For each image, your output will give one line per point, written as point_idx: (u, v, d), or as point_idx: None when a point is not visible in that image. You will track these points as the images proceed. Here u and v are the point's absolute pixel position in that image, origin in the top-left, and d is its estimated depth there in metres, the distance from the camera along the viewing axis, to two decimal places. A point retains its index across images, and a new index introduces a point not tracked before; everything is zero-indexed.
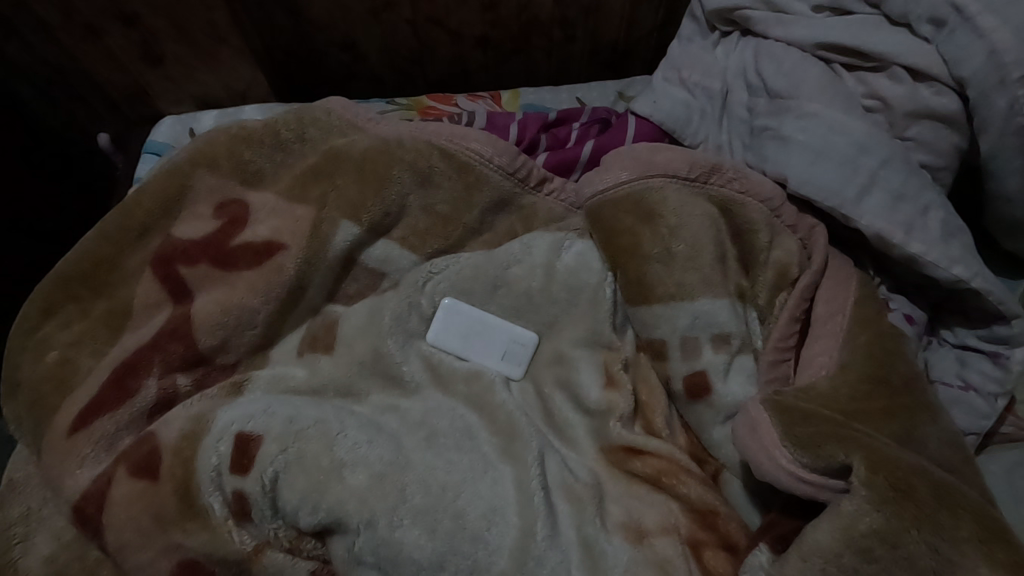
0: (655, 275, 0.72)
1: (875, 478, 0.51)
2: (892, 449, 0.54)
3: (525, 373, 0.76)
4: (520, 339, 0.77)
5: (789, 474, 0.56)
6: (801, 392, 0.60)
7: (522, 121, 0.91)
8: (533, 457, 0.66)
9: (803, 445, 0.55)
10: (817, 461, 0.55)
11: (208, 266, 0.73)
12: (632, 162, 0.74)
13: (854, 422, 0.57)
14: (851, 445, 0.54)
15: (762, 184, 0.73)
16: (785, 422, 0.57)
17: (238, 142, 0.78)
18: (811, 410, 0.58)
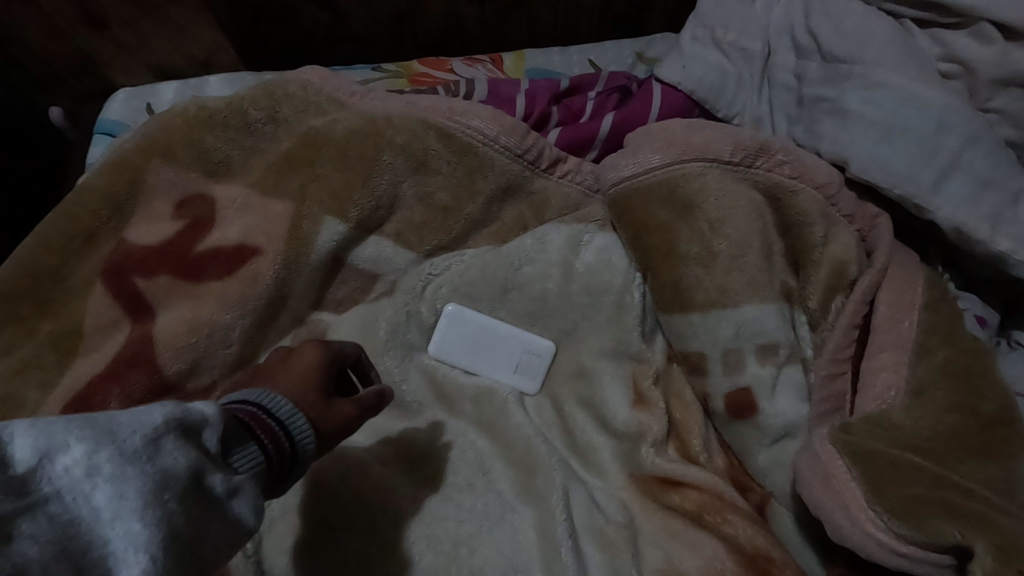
0: (693, 278, 0.62)
1: (1005, 568, 0.44)
2: (1007, 519, 0.47)
3: (540, 388, 0.67)
4: (534, 350, 0.67)
5: (883, 547, 0.48)
6: (887, 436, 0.52)
7: (530, 92, 0.79)
8: (560, 505, 0.58)
9: (901, 512, 0.48)
10: (920, 536, 0.47)
11: (170, 277, 0.62)
12: (665, 144, 0.63)
13: (948, 474, 0.50)
14: (966, 520, 0.46)
15: (817, 167, 0.62)
16: (873, 482, 0.49)
17: (198, 125, 0.66)
18: (903, 464, 0.50)
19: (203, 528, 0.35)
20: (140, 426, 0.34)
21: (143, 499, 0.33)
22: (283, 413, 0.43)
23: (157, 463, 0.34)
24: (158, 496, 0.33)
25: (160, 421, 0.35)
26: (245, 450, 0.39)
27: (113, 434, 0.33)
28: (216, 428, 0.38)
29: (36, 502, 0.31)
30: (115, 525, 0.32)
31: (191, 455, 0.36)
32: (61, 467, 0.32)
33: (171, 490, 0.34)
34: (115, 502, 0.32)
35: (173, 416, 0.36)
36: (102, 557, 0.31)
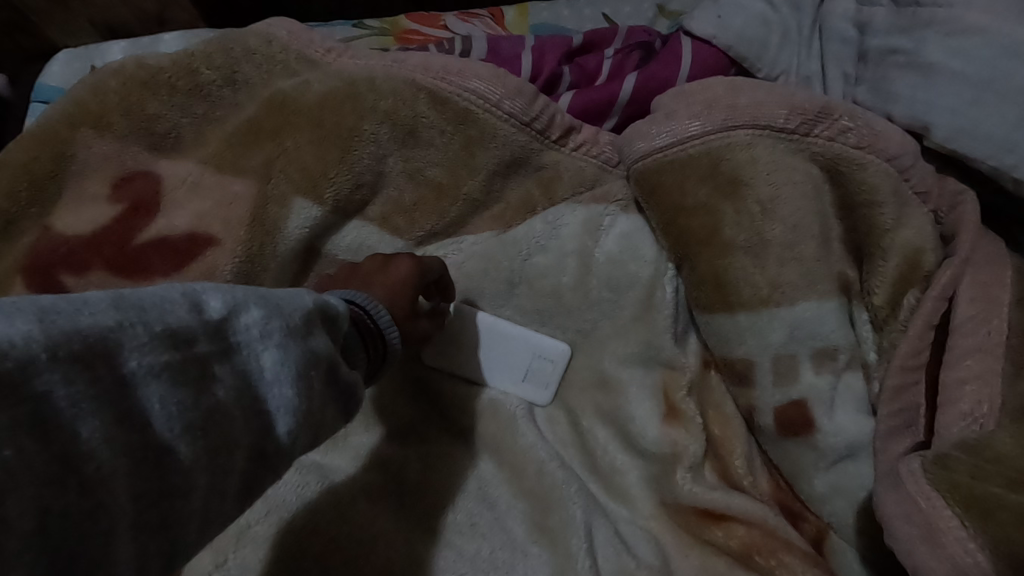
0: (739, 271, 0.51)
1: None
2: None
3: (553, 399, 0.57)
4: (546, 351, 0.58)
5: None
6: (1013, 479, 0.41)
7: (538, 48, 0.67)
8: (582, 552, 0.48)
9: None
10: None
11: (106, 274, 0.52)
12: (705, 107, 0.52)
13: None
14: None
15: (889, 134, 0.51)
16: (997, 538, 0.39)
17: (137, 87, 0.54)
18: None
19: (330, 408, 0.36)
20: (301, 303, 0.34)
21: (300, 372, 0.32)
22: (383, 323, 0.42)
23: (313, 341, 0.33)
24: (312, 373, 0.33)
25: (312, 304, 0.35)
26: (352, 350, 0.40)
27: (279, 307, 0.33)
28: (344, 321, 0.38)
29: (224, 352, 0.30)
30: (274, 389, 0.32)
31: (331, 342, 0.35)
32: (242, 324, 0.31)
33: (319, 367, 0.34)
34: (281, 368, 0.32)
35: (319, 303, 0.36)
36: (259, 418, 0.31)
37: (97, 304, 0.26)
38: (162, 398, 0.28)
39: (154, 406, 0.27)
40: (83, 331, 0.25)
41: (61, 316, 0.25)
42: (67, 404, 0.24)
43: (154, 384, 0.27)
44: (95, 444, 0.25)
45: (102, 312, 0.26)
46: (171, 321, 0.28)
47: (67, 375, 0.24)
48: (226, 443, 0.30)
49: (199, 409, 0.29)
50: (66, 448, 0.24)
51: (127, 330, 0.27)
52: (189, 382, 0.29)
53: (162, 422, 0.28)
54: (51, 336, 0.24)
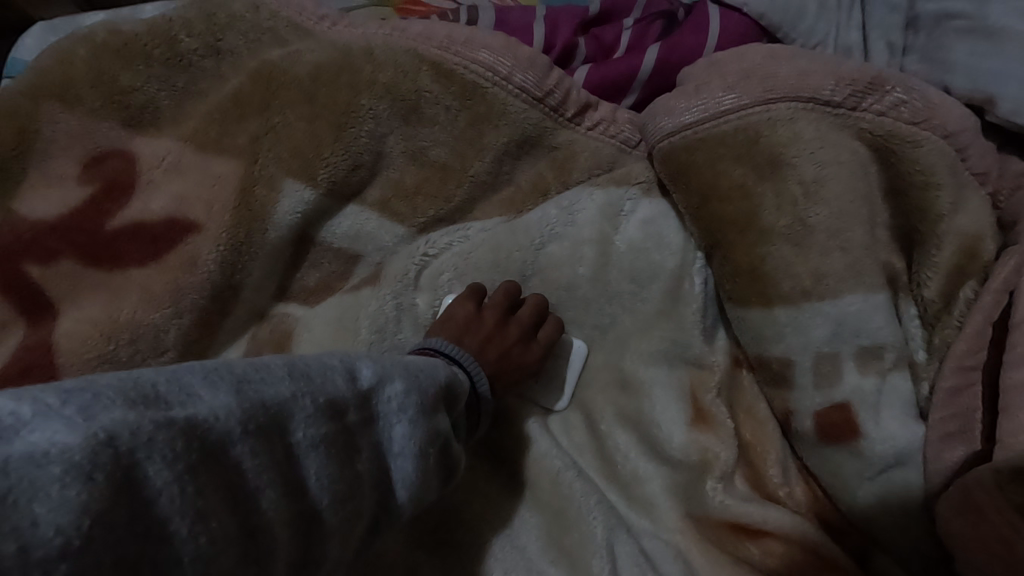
0: (778, 261, 0.46)
1: None
2: None
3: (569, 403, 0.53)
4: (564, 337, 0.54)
5: None
6: None
7: (551, 18, 0.62)
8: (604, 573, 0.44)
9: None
10: None
11: (75, 263, 0.46)
12: (741, 79, 0.47)
13: None
14: None
15: (946, 110, 0.46)
16: None
17: (108, 57, 0.49)
18: None
19: (439, 480, 0.38)
20: (431, 378, 0.37)
21: (423, 447, 0.35)
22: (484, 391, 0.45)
23: (439, 419, 0.36)
24: (434, 447, 0.36)
25: (441, 382, 0.38)
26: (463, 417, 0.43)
27: (416, 381, 0.36)
28: (463, 397, 0.41)
29: (367, 421, 0.33)
30: (400, 463, 0.34)
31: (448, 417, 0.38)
32: (386, 396, 0.34)
33: (437, 445, 0.36)
34: (408, 443, 0.34)
35: (444, 379, 0.39)
36: (382, 489, 0.34)
37: (278, 374, 0.30)
38: (319, 469, 0.30)
39: (312, 476, 0.30)
40: (266, 401, 0.29)
41: (252, 386, 0.29)
42: (253, 472, 0.28)
43: (321, 452, 0.31)
44: (269, 511, 0.28)
45: (282, 382, 0.30)
46: (333, 392, 0.31)
47: (254, 447, 0.28)
48: (359, 514, 0.32)
49: (349, 479, 0.32)
50: (252, 518, 0.27)
51: (299, 401, 0.30)
52: (342, 453, 0.32)
53: (319, 492, 0.30)
54: (244, 409, 0.27)
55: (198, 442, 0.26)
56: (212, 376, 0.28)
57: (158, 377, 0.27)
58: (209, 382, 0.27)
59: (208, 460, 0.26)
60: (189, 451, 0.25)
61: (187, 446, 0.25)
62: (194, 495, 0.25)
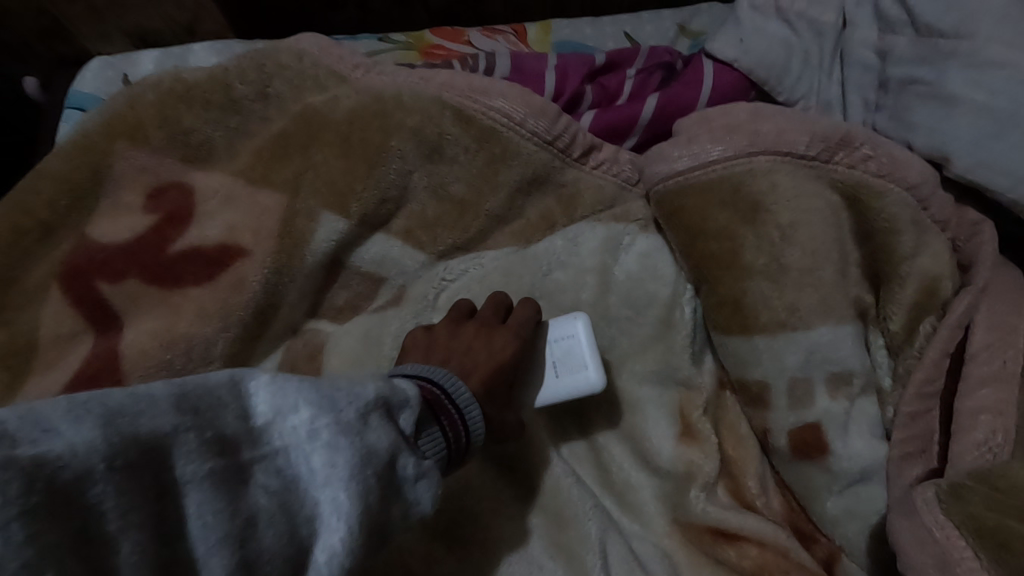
0: (758, 295, 0.52)
1: None
2: None
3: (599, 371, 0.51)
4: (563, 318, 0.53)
5: None
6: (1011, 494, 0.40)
7: (561, 67, 0.68)
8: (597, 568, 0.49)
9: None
10: None
11: (138, 282, 0.53)
12: (727, 132, 0.53)
13: None
14: None
15: (909, 164, 0.52)
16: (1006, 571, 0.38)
17: (172, 101, 0.56)
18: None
19: (390, 509, 0.35)
20: (360, 397, 0.34)
21: (350, 471, 0.32)
22: (462, 401, 0.44)
23: (368, 436, 0.34)
24: (366, 471, 0.33)
25: (373, 396, 0.35)
26: (432, 429, 0.41)
27: (333, 402, 0.33)
28: (410, 414, 0.38)
29: (265, 453, 0.32)
30: (326, 490, 0.32)
31: (393, 434, 0.35)
32: (289, 424, 0.32)
33: (373, 468, 0.33)
34: (326, 468, 0.32)
35: (382, 393, 0.36)
36: (297, 526, 0.32)
37: (159, 403, 0.30)
38: (200, 507, 0.30)
39: (193, 514, 0.29)
40: (138, 436, 0.29)
41: (124, 417, 0.29)
42: (114, 512, 0.27)
43: (214, 486, 0.30)
44: (132, 555, 0.27)
45: (160, 413, 0.30)
46: (222, 427, 0.31)
47: (119, 484, 0.27)
48: (263, 554, 0.30)
49: (241, 516, 0.30)
50: (110, 566, 0.27)
51: (179, 436, 0.30)
52: (230, 489, 0.31)
53: (199, 532, 0.29)
54: (108, 444, 0.28)
55: (43, 482, 0.25)
56: (77, 409, 0.28)
57: (19, 417, 0.27)
58: (73, 416, 0.28)
59: (56, 501, 0.26)
60: (26, 493, 0.25)
61: (29, 486, 0.25)
62: (28, 539, 0.25)
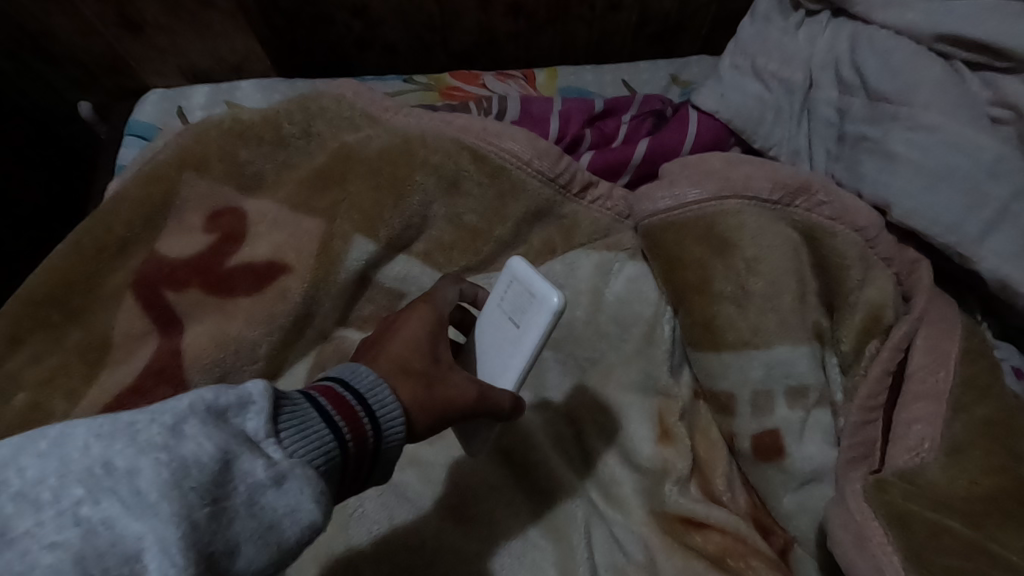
0: (726, 317, 0.61)
1: None
2: None
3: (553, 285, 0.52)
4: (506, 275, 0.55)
5: None
6: (913, 486, 0.50)
7: (564, 113, 0.78)
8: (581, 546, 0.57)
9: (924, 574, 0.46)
10: None
11: (201, 291, 0.62)
12: (703, 178, 0.62)
13: (993, 543, 0.46)
14: None
15: (857, 210, 0.61)
16: (906, 547, 0.47)
17: (232, 138, 0.66)
18: (933, 523, 0.47)
19: (234, 514, 0.33)
20: (171, 414, 0.34)
21: (161, 490, 0.31)
22: (366, 385, 0.43)
23: (182, 448, 0.32)
24: (187, 480, 0.31)
25: (186, 408, 0.34)
26: (314, 427, 0.39)
27: (134, 431, 0.33)
28: (258, 415, 0.36)
29: (52, 504, 0.30)
30: (149, 515, 0.30)
31: (221, 438, 0.34)
32: (85, 466, 0.31)
33: (195, 473, 0.32)
34: (135, 490, 0.30)
35: (205, 403, 0.35)
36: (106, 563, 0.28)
37: None
38: None
39: None
40: None
41: None
42: None
43: None
44: None
45: None
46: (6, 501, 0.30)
47: None
48: None
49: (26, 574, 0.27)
50: None
51: None
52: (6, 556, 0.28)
53: None
54: None
55: None
56: None
57: None
58: None
59: None
60: None
61: None
62: None
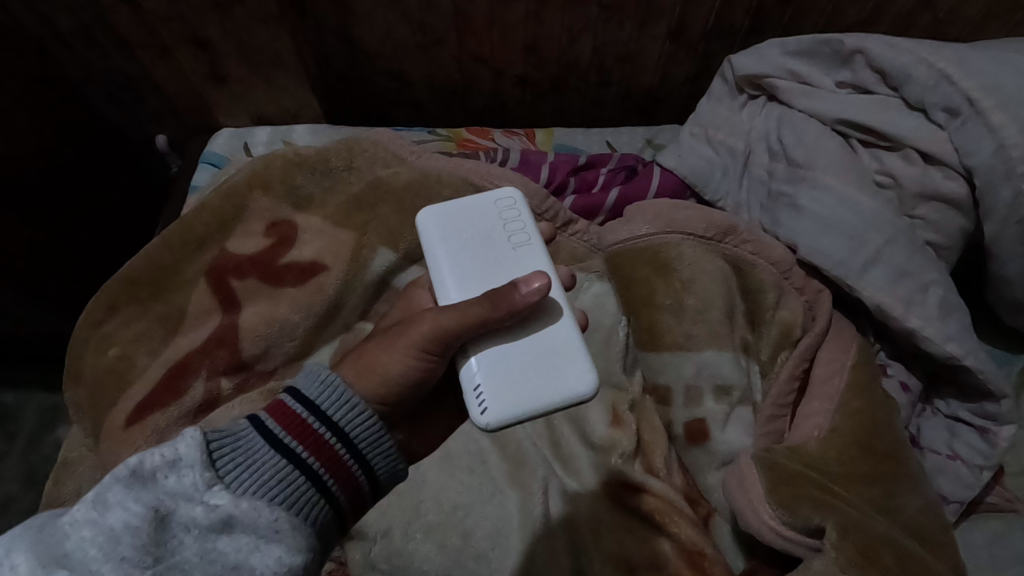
0: (665, 325, 0.77)
1: (845, 542, 0.56)
2: (864, 515, 0.59)
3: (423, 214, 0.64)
4: (511, 207, 0.64)
5: (771, 530, 0.60)
6: (791, 451, 0.65)
7: (553, 164, 0.96)
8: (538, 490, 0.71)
9: (785, 505, 0.60)
10: (795, 520, 0.59)
11: (257, 280, 0.80)
12: (654, 217, 0.80)
13: (833, 486, 0.62)
14: (826, 510, 0.59)
15: (773, 247, 0.78)
16: (769, 480, 0.62)
17: (291, 167, 0.85)
18: (797, 471, 0.63)
19: (190, 561, 0.41)
20: (107, 495, 0.41)
21: (108, 560, 0.39)
22: (317, 397, 0.51)
23: (114, 519, 0.40)
24: (123, 549, 0.39)
25: (117, 482, 0.42)
26: (268, 463, 0.47)
27: (75, 519, 0.40)
28: (189, 468, 0.44)
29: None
30: None
31: (157, 500, 0.42)
32: (46, 553, 0.39)
33: (136, 537, 0.40)
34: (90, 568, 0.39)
35: (135, 471, 0.43)
36: None
37: None
38: None
39: None
40: None
41: None
42: None
43: None
44: None
45: None
46: None
47: None
48: None
49: None
50: None
51: None
52: None
53: None
54: None
55: None
56: None
57: None
58: None
59: None
60: None
61: None
62: None
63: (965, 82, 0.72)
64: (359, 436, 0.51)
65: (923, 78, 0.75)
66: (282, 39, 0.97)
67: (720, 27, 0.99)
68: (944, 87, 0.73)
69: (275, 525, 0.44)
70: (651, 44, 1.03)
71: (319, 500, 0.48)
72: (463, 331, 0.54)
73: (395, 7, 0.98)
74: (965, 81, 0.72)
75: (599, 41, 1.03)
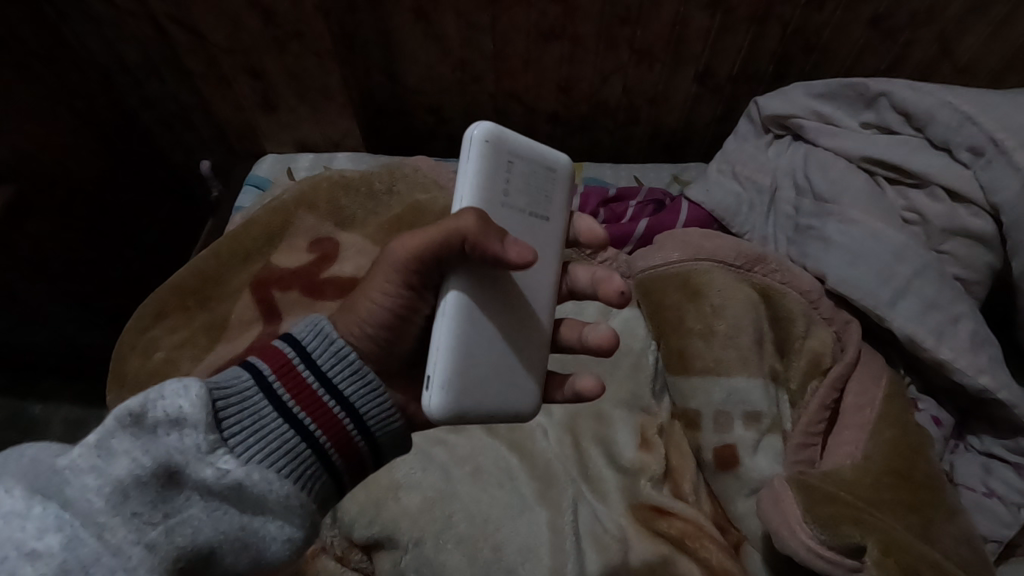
0: (695, 349, 0.78)
1: (886, 559, 0.58)
2: (905, 537, 0.61)
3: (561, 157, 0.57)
4: (502, 143, 0.52)
5: (808, 550, 0.61)
6: (826, 475, 0.66)
7: (583, 196, 0.99)
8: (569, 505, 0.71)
9: (823, 524, 0.61)
10: (834, 539, 0.61)
11: (299, 293, 0.84)
12: (683, 244, 0.82)
13: (873, 509, 0.63)
14: (866, 527, 0.61)
15: (801, 277, 0.79)
16: (803, 497, 0.63)
17: (337, 189, 0.89)
18: (833, 493, 0.64)
19: (195, 515, 0.42)
20: (108, 439, 0.41)
21: (112, 507, 0.39)
22: (326, 360, 0.48)
23: (117, 468, 0.40)
24: (131, 502, 0.40)
25: (118, 427, 0.41)
26: (273, 434, 0.45)
27: (75, 459, 0.40)
28: (193, 429, 0.42)
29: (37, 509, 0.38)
30: (116, 530, 0.39)
31: (160, 455, 0.41)
32: (50, 489, 0.39)
33: (140, 488, 0.40)
34: (94, 510, 0.39)
35: (134, 417, 0.42)
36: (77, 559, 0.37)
37: None
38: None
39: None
40: None
41: None
42: None
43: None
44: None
45: None
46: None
47: None
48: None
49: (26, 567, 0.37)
50: None
51: None
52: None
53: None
54: None
55: None
56: None
57: None
58: None
59: None
60: None
61: None
62: None
63: (989, 124, 0.75)
64: (368, 413, 0.49)
65: (947, 119, 0.78)
66: (332, 72, 1.03)
67: (746, 71, 1.04)
68: (968, 128, 0.77)
69: (283, 500, 0.44)
70: (680, 86, 1.08)
71: (325, 474, 0.47)
72: (427, 258, 0.48)
73: (440, 46, 1.04)
74: (988, 123, 0.75)
75: (629, 82, 1.08)
